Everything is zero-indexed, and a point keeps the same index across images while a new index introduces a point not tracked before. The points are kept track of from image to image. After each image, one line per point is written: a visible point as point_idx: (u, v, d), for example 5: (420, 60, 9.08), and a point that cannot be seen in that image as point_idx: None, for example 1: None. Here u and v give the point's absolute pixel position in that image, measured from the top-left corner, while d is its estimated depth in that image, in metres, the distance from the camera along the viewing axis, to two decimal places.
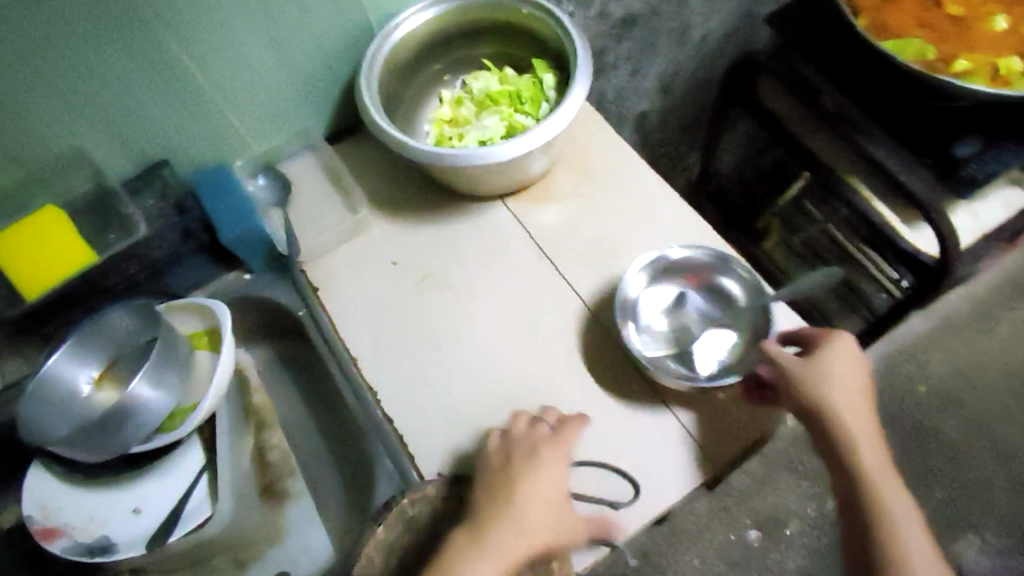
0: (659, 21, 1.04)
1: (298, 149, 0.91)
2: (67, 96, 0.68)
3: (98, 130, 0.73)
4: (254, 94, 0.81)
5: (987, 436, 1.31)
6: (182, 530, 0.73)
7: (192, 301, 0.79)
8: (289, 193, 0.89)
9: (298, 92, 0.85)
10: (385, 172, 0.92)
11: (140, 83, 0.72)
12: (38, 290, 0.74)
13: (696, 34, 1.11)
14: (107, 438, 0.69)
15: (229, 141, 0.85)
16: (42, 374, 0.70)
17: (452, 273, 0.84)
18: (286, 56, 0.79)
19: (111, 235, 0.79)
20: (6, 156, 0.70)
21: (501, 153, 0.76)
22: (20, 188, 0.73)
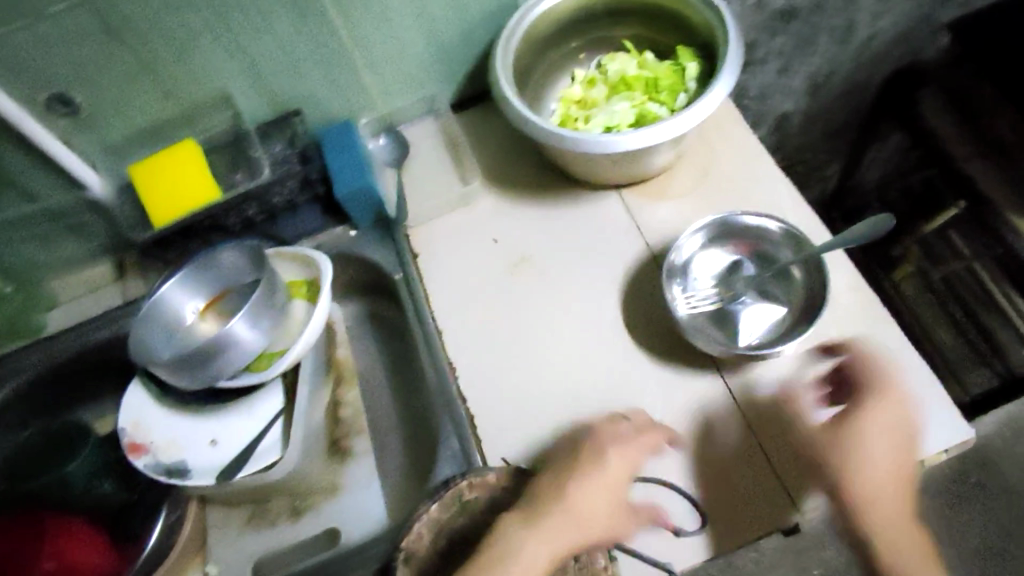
0: (822, 17, 0.96)
1: (421, 114, 0.90)
2: (218, 32, 0.70)
3: (240, 70, 0.75)
4: (389, 52, 0.80)
5: None
6: (248, 470, 0.73)
7: (298, 250, 0.79)
8: (405, 155, 0.88)
9: (433, 54, 0.83)
10: (502, 146, 0.89)
11: (284, 28, 0.72)
12: (167, 221, 0.77)
13: (863, 34, 1.01)
14: (196, 370, 0.70)
15: (359, 95, 0.84)
16: (155, 298, 0.75)
17: (548, 259, 0.81)
18: (425, 17, 0.78)
19: (236, 176, 0.81)
20: (158, 86, 0.73)
21: (625, 143, 0.71)
22: (168, 121, 0.77)
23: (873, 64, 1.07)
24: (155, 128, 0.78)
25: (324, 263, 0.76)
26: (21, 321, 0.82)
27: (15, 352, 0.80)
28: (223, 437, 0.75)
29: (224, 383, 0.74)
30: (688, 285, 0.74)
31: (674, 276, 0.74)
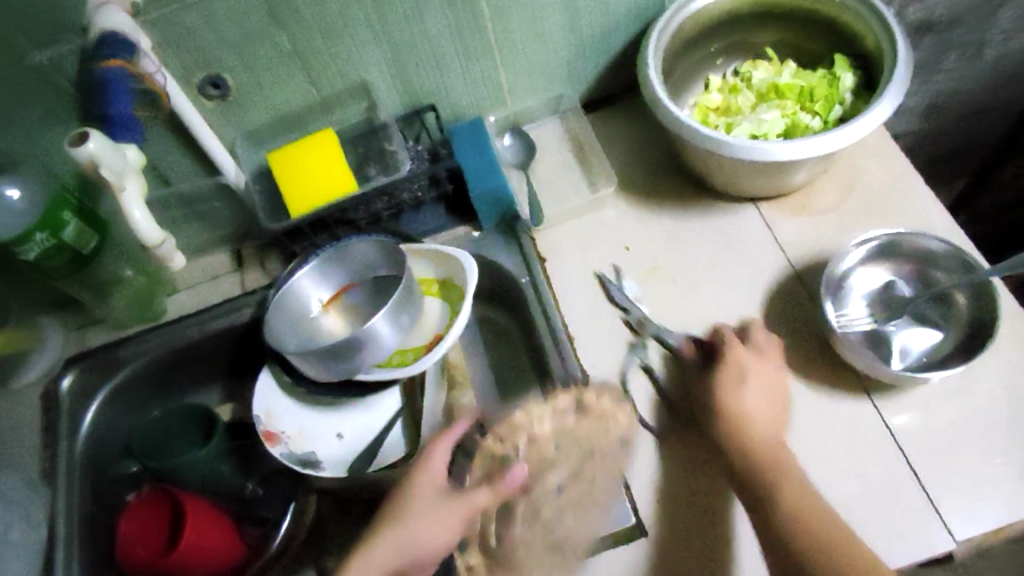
0: (959, 31, 0.93)
1: (547, 114, 0.88)
2: (373, 24, 0.70)
3: (386, 64, 0.75)
4: (528, 53, 0.79)
5: None
6: (378, 465, 0.72)
7: (434, 248, 0.76)
8: (530, 156, 0.86)
9: (572, 55, 0.82)
10: (633, 145, 0.87)
11: (438, 19, 0.71)
12: (302, 210, 0.75)
13: (991, 53, 0.97)
14: (336, 363, 0.69)
15: (492, 94, 0.83)
16: (289, 288, 0.74)
17: (680, 266, 0.78)
18: (572, 19, 0.77)
19: (372, 169, 0.78)
20: (307, 75, 0.73)
21: (777, 154, 0.68)
22: (308, 111, 0.77)
23: (1000, 85, 1.03)
24: (295, 116, 0.77)
25: (469, 266, 0.73)
26: (143, 305, 0.81)
27: (137, 335, 0.79)
28: (349, 433, 0.75)
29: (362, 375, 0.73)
30: (841, 307, 0.72)
31: (830, 293, 0.72)
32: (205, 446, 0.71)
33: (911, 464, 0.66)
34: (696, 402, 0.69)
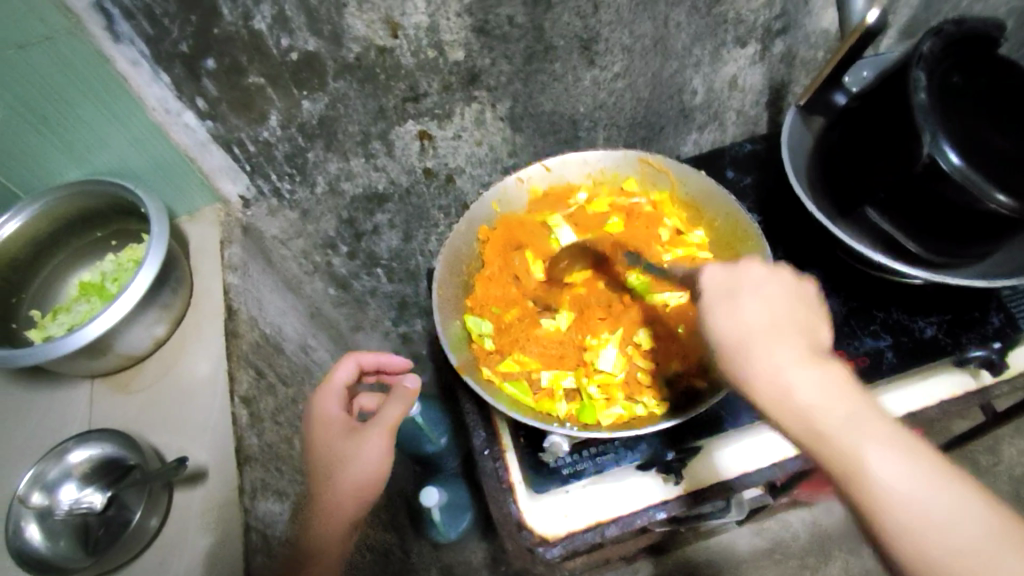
0: None
1: (163, 150, 0.80)
2: (11, 180, 0.77)
3: (29, 183, 0.79)
4: (100, 147, 0.78)
5: (671, 56, 0.86)
6: (114, 357, 0.76)
7: (109, 189, 0.78)
8: (233, 105, 0.76)
9: (58, 145, 0.76)
10: (116, 198, 0.79)
11: (76, 164, 0.79)
12: (60, 330, 0.77)
13: (602, 46, 0.82)
14: (65, 364, 0.74)
15: (107, 150, 0.78)
16: (293, 147, 0.82)
17: (349, 432, 0.72)
18: (103, 145, 0.77)
19: (90, 358, 0.74)
20: (17, 176, 0.77)
21: (629, 164, 0.79)
22: (55, 313, 0.80)
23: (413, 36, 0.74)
24: None
25: (462, 242, 0.76)
26: None
27: (82, 434, 0.72)
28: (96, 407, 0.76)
29: (58, 346, 0.69)
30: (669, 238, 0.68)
31: None
32: (167, 472, 0.68)
33: (606, 496, 0.74)
34: (353, 446, 0.70)
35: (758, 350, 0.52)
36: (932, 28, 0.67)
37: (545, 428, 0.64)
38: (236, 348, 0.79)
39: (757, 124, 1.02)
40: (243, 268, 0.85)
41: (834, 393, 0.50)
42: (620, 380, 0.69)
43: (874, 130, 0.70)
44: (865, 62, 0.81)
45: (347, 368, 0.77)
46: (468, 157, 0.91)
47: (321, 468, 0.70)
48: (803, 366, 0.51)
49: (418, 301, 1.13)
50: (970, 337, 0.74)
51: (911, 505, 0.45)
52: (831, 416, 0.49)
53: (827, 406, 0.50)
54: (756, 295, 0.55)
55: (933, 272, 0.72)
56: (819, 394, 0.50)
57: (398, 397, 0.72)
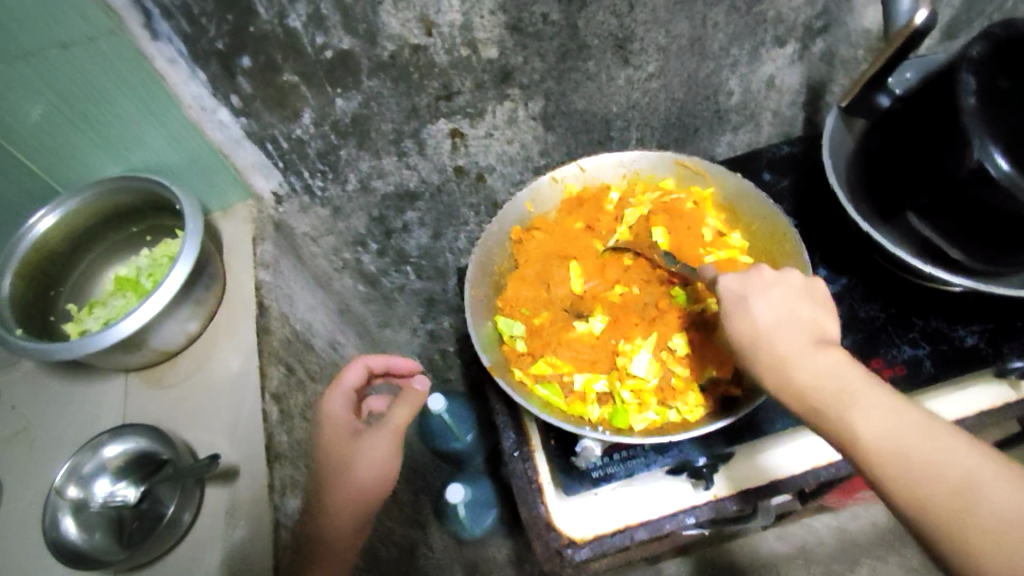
0: None
1: (197, 147, 0.80)
2: (48, 175, 0.78)
3: (66, 178, 0.79)
4: (136, 144, 0.78)
5: (707, 56, 0.85)
6: (148, 352, 0.77)
7: (144, 186, 0.78)
8: (267, 103, 0.76)
9: (95, 141, 0.76)
10: (152, 194, 0.80)
11: (112, 160, 0.79)
12: (96, 325, 0.78)
13: (637, 45, 0.81)
14: (101, 359, 0.75)
15: (142, 146, 0.78)
16: (325, 144, 0.82)
17: (356, 431, 0.75)
18: (139, 142, 0.78)
19: (124, 353, 0.75)
20: (54, 172, 0.78)
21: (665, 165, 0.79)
22: (90, 308, 0.81)
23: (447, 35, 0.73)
24: None
25: (495, 243, 0.76)
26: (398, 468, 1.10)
27: (116, 428, 0.73)
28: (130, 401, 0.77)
29: (93, 341, 0.69)
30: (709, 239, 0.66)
31: None
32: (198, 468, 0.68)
33: (636, 499, 0.74)
34: (363, 445, 0.73)
35: (779, 341, 0.52)
36: (980, 30, 0.65)
37: (576, 432, 0.64)
38: (267, 345, 0.79)
39: (792, 125, 1.00)
40: (275, 265, 0.86)
41: (858, 382, 0.48)
42: (654, 386, 0.68)
43: (918, 136, 0.68)
44: (910, 63, 0.79)
45: (356, 370, 0.81)
46: (500, 155, 0.91)
47: (330, 465, 0.72)
48: (820, 358, 0.50)
49: (447, 298, 1.12)
50: (1011, 346, 0.73)
51: (954, 486, 0.43)
52: (855, 406, 0.47)
53: (856, 397, 0.48)
54: (765, 294, 0.54)
55: (980, 281, 0.70)
56: (843, 388, 0.48)
57: (408, 398, 0.76)
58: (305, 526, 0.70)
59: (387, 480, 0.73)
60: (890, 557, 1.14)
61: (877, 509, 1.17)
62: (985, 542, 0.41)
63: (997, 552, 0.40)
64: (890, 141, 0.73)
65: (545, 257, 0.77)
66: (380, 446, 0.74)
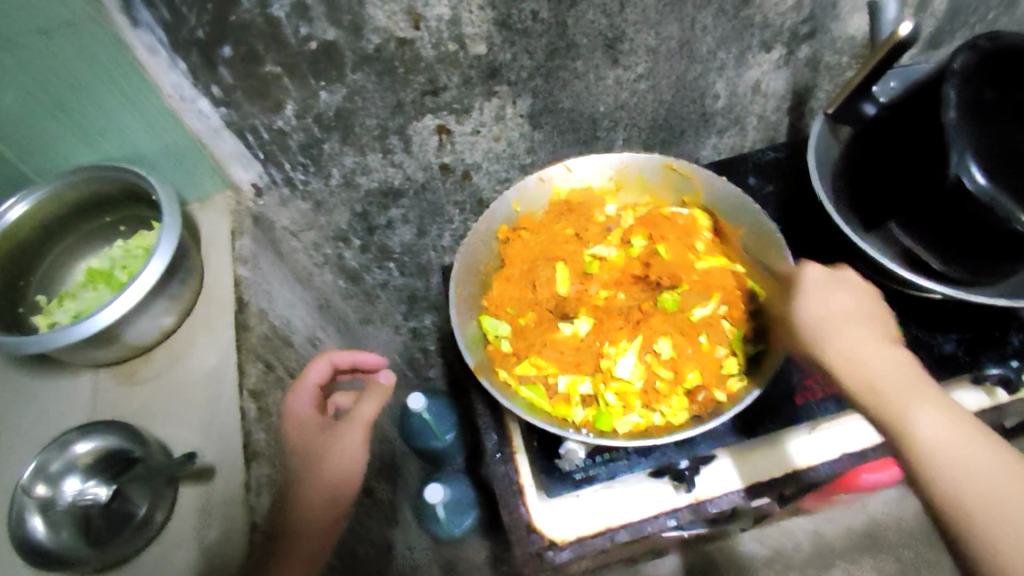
0: None
1: (177, 138, 0.78)
2: (19, 164, 0.76)
3: (37, 167, 0.77)
4: (111, 134, 0.76)
5: (695, 58, 0.85)
6: (120, 346, 0.74)
7: (120, 178, 0.76)
8: (247, 94, 0.75)
9: (69, 131, 0.74)
10: (127, 184, 0.78)
11: (85, 150, 0.77)
12: (65, 318, 0.76)
13: (625, 46, 0.80)
14: (71, 353, 0.72)
15: (119, 136, 0.76)
16: (307, 138, 0.81)
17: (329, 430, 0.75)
18: (115, 132, 0.75)
19: (93, 347, 0.73)
20: (26, 161, 0.76)
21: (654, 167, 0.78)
22: (58, 300, 0.79)
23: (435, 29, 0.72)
24: None
25: (479, 242, 0.75)
26: None
27: (89, 425, 0.70)
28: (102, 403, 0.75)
29: (65, 336, 0.67)
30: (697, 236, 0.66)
31: None
32: (173, 466, 0.66)
33: (616, 502, 0.73)
34: (333, 446, 0.73)
35: (831, 329, 0.58)
36: (966, 41, 0.66)
37: (560, 434, 0.64)
38: (245, 341, 0.77)
39: (778, 130, 1.00)
40: (253, 260, 0.84)
41: (918, 382, 0.54)
42: (638, 388, 0.68)
43: (903, 145, 0.69)
44: (895, 72, 0.79)
45: (320, 367, 0.79)
46: (485, 152, 0.90)
47: (301, 466, 0.71)
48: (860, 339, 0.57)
49: (426, 297, 1.11)
50: (989, 356, 0.74)
51: (976, 467, 0.48)
52: (907, 393, 0.53)
53: (914, 384, 0.54)
54: (834, 290, 0.61)
55: (959, 289, 0.70)
56: (893, 374, 0.54)
57: (375, 394, 0.78)
58: (274, 525, 0.68)
59: (356, 473, 0.73)
60: (862, 562, 1.15)
61: (850, 512, 1.19)
62: (1002, 544, 0.46)
63: (988, 516, 0.47)
64: (873, 151, 0.73)
65: (531, 259, 0.76)
66: (350, 441, 0.75)
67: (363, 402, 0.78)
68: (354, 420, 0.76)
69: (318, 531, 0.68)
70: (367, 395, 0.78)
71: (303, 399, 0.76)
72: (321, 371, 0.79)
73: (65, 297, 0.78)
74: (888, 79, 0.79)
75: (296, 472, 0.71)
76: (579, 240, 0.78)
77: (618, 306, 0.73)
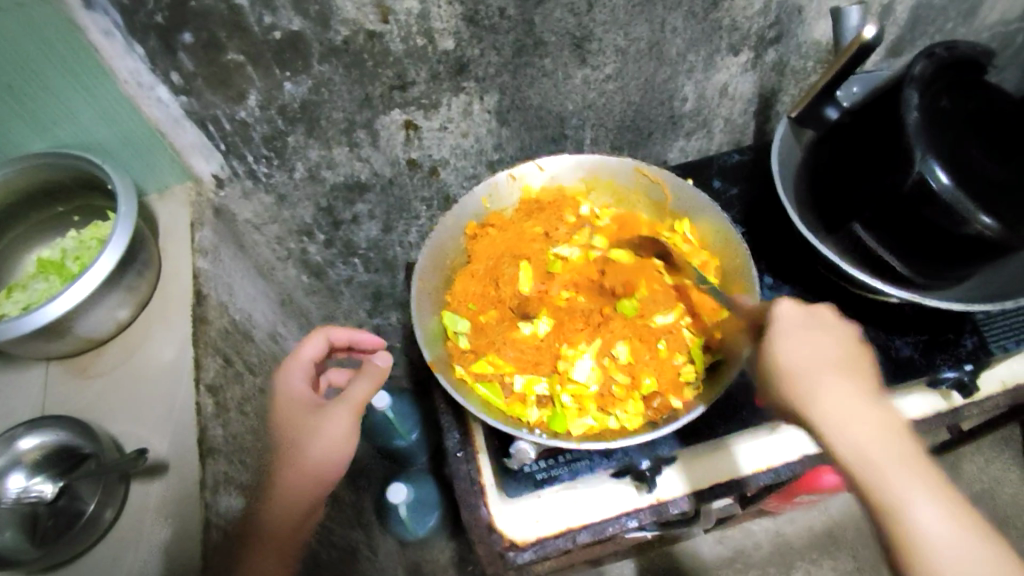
0: None
1: (135, 126, 0.76)
2: None
3: None
4: (64, 121, 0.73)
5: (664, 60, 0.85)
6: (72, 340, 0.72)
7: (75, 166, 0.74)
8: (209, 83, 0.73)
9: (20, 116, 0.72)
10: (82, 174, 0.76)
11: (38, 137, 0.75)
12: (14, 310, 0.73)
13: (593, 46, 0.80)
14: (19, 346, 0.70)
15: (73, 124, 0.74)
16: (270, 130, 0.79)
17: (315, 414, 0.75)
18: (70, 119, 0.73)
19: (43, 340, 0.70)
20: None
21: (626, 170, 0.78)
22: (7, 291, 0.76)
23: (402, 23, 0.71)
24: None
25: (445, 237, 0.74)
26: None
27: (38, 418, 0.68)
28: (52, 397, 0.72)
29: (12, 328, 0.65)
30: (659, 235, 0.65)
31: None
32: (126, 463, 0.65)
33: (576, 502, 0.73)
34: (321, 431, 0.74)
35: (816, 388, 0.57)
36: (923, 50, 0.68)
37: (513, 433, 0.63)
38: (203, 336, 0.76)
39: (744, 133, 1.01)
40: (214, 253, 0.82)
41: (893, 448, 0.55)
42: (594, 392, 0.68)
43: (862, 151, 0.70)
44: (856, 78, 0.81)
45: (316, 343, 0.81)
46: (453, 149, 0.89)
47: (285, 451, 0.73)
48: (839, 403, 0.56)
49: (392, 293, 1.10)
50: (944, 358, 0.75)
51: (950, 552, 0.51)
52: (884, 464, 0.54)
53: (890, 455, 0.54)
54: (814, 338, 0.60)
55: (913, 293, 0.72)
56: (874, 439, 0.55)
57: (369, 374, 0.76)
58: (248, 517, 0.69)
59: (342, 457, 0.74)
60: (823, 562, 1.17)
61: (812, 513, 1.20)
62: None
63: None
64: (835, 157, 0.74)
65: (496, 257, 0.76)
66: (337, 423, 0.74)
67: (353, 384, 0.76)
68: (344, 400, 0.75)
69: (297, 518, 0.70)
70: (361, 375, 0.76)
71: (299, 375, 0.78)
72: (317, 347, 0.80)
73: (15, 289, 0.76)
74: (850, 85, 0.80)
75: (282, 455, 0.73)
76: (547, 240, 0.78)
77: (581, 308, 0.73)
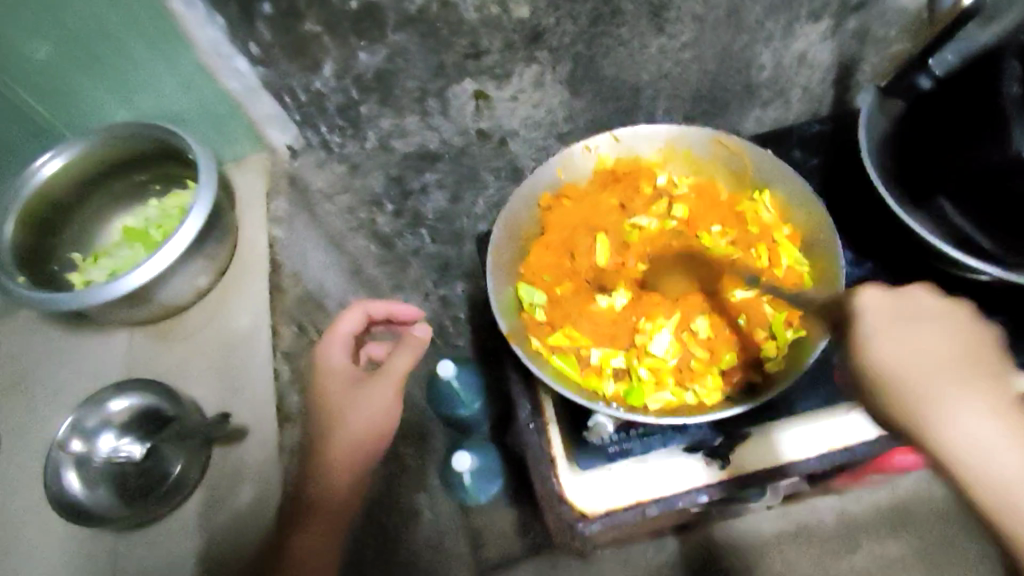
0: None
1: (212, 95, 0.77)
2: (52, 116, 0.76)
3: (70, 120, 0.77)
4: (145, 89, 0.75)
5: (743, 28, 0.83)
6: (156, 308, 0.74)
7: (156, 135, 0.75)
8: (286, 53, 0.73)
9: (103, 85, 0.73)
10: (164, 145, 0.77)
11: (119, 105, 0.76)
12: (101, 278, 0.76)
13: (671, 14, 0.78)
14: (107, 312, 0.72)
15: (154, 92, 0.75)
16: (344, 100, 0.79)
17: (356, 386, 0.74)
18: (151, 88, 0.75)
19: (130, 307, 0.73)
20: (59, 113, 0.75)
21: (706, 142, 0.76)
22: (94, 259, 0.78)
23: None
24: None
25: (521, 208, 0.74)
26: None
27: (124, 384, 0.70)
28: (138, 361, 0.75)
29: (102, 294, 0.67)
30: None
31: None
32: (209, 428, 0.67)
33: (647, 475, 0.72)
34: (361, 404, 0.72)
35: (924, 387, 0.51)
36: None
37: (589, 406, 0.63)
38: (280, 304, 0.77)
39: (822, 102, 0.98)
40: (289, 222, 0.83)
41: (1015, 454, 0.49)
42: (671, 366, 0.67)
43: (952, 116, 0.67)
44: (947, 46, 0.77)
45: (354, 317, 0.79)
46: (525, 119, 0.88)
47: (324, 426, 0.71)
48: (953, 405, 0.51)
49: (457, 265, 1.10)
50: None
51: None
52: (1009, 470, 0.49)
53: (1014, 461, 0.49)
54: (918, 328, 0.53)
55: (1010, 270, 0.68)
56: (995, 443, 0.50)
57: (408, 347, 0.76)
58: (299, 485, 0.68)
59: (385, 427, 0.73)
60: (889, 543, 1.15)
61: (878, 493, 1.18)
62: None
63: None
64: (921, 124, 0.71)
65: (571, 228, 0.75)
66: (379, 395, 0.74)
67: (396, 356, 0.76)
68: (385, 373, 0.75)
69: (339, 493, 0.68)
70: (400, 348, 0.76)
71: (339, 350, 0.75)
72: (355, 322, 0.78)
73: (101, 257, 0.78)
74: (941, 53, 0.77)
75: (323, 430, 0.70)
76: (623, 211, 0.77)
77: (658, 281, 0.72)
